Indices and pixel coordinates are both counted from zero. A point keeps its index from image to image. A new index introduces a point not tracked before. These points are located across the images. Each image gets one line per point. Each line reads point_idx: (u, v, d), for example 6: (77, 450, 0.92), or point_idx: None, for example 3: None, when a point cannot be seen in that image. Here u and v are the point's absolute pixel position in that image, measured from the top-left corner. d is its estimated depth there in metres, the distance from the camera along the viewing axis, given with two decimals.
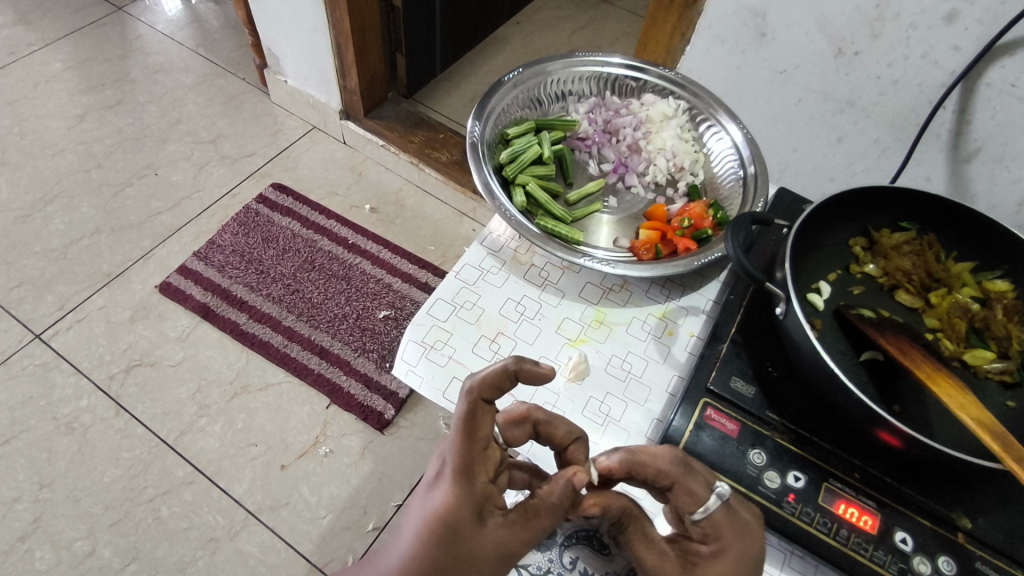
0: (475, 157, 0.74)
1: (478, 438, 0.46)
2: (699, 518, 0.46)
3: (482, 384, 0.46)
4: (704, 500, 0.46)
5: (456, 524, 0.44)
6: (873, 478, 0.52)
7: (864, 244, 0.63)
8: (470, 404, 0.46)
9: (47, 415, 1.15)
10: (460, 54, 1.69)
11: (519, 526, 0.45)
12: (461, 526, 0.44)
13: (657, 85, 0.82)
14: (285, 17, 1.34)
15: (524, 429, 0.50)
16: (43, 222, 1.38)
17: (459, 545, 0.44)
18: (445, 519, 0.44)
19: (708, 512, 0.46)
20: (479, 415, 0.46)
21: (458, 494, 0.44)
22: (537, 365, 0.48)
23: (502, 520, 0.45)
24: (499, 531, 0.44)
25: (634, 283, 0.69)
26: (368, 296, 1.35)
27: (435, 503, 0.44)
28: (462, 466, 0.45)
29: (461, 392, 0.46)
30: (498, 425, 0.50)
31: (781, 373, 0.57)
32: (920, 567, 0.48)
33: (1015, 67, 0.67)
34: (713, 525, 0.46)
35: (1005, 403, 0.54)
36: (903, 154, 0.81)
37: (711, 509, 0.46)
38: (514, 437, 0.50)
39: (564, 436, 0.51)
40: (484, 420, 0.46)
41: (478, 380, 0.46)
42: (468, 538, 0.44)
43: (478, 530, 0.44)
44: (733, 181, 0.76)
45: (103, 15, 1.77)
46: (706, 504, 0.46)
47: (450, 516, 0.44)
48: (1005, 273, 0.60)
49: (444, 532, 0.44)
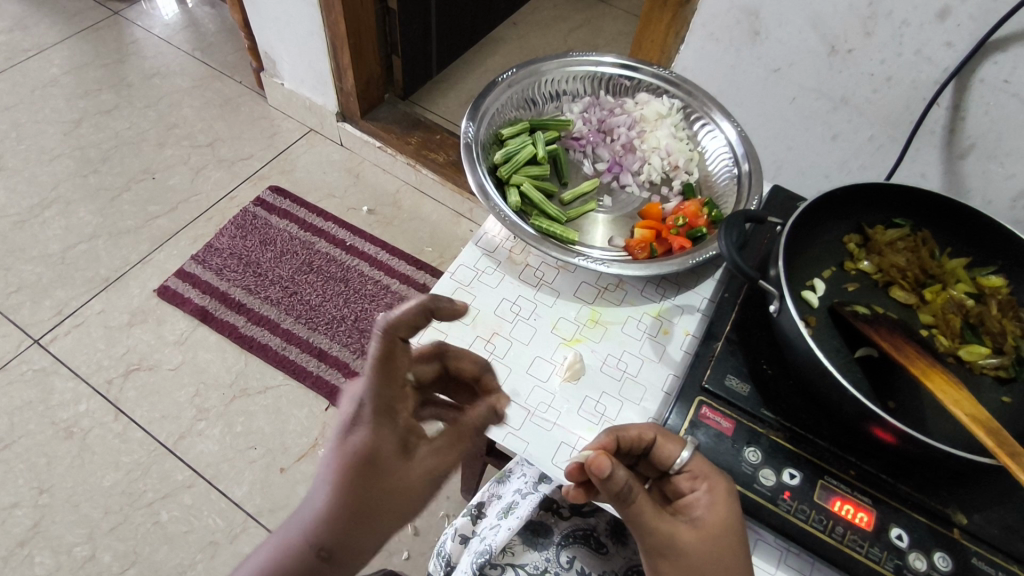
0: (469, 158, 0.74)
1: (396, 375, 0.46)
2: (681, 467, 0.49)
3: (400, 324, 0.46)
4: (679, 452, 0.49)
5: (379, 456, 0.45)
6: (868, 476, 0.52)
7: (858, 241, 0.63)
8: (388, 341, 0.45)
9: (46, 420, 1.15)
10: (456, 55, 1.69)
11: (447, 450, 0.47)
12: (386, 458, 0.45)
13: (650, 84, 0.83)
14: (281, 20, 1.34)
15: (432, 365, 0.53)
16: (41, 227, 1.38)
17: (386, 476, 0.44)
18: (367, 453, 0.45)
19: (686, 461, 0.48)
20: (398, 353, 0.46)
21: (378, 432, 0.45)
22: (452, 303, 0.49)
23: (429, 449, 0.47)
24: (428, 460, 0.46)
25: (629, 282, 0.69)
26: (366, 298, 1.35)
27: (355, 442, 0.45)
28: (382, 405, 0.45)
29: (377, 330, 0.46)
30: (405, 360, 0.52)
31: (776, 371, 0.57)
32: (916, 563, 0.48)
33: (1008, 63, 0.67)
34: (694, 469, 0.48)
35: (1000, 398, 0.54)
36: (897, 151, 0.81)
37: (687, 458, 0.48)
38: (423, 373, 0.53)
39: (473, 368, 0.54)
40: (402, 360, 0.46)
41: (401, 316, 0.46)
42: (392, 469, 0.45)
43: (403, 461, 0.45)
44: (727, 179, 0.76)
45: (101, 20, 1.77)
46: (681, 455, 0.49)
47: (372, 450, 0.45)
48: (1000, 269, 0.60)
49: (364, 464, 0.44)
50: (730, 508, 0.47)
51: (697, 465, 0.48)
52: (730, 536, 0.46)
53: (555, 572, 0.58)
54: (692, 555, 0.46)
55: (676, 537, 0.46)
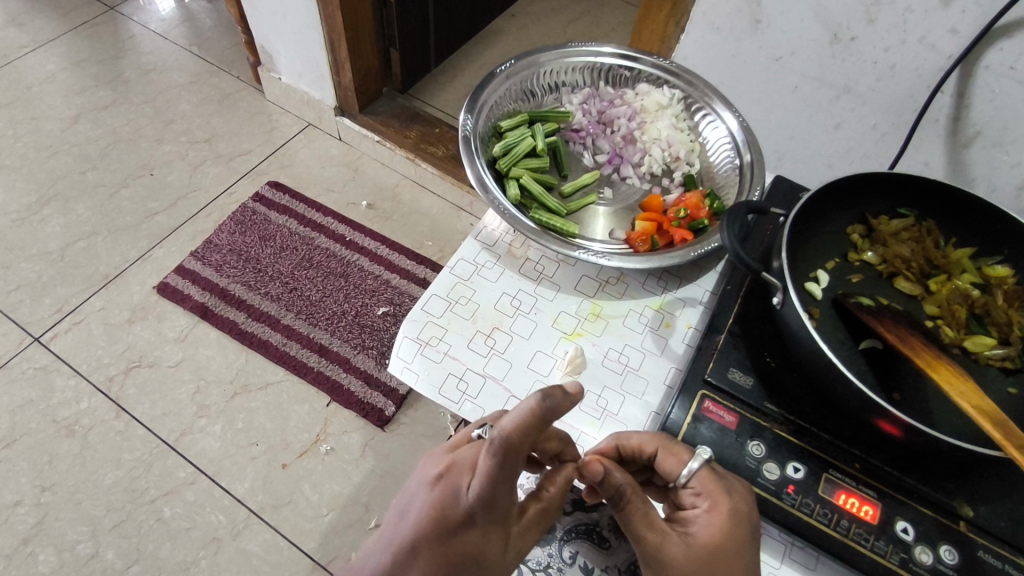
0: (467, 151, 0.74)
1: (509, 483, 0.42)
2: (685, 481, 0.48)
3: (522, 437, 0.39)
4: (688, 461, 0.48)
5: (482, 557, 0.44)
6: (874, 468, 0.51)
7: (862, 231, 0.62)
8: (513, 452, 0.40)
9: (47, 418, 1.15)
10: (454, 47, 1.67)
11: (533, 529, 0.46)
12: (490, 558, 0.44)
13: (650, 74, 0.82)
14: (277, 14, 1.33)
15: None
16: (40, 225, 1.37)
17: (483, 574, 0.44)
18: (472, 554, 0.43)
19: (692, 472, 0.47)
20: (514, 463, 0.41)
21: (486, 533, 0.44)
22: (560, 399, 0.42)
23: (519, 528, 0.45)
24: (521, 542, 0.46)
25: (630, 275, 0.68)
26: (366, 293, 1.34)
27: (459, 541, 0.43)
28: (491, 508, 0.43)
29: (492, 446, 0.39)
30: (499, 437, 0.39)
31: (779, 364, 0.56)
32: (922, 556, 0.47)
33: (1014, 49, 0.66)
34: (699, 484, 0.47)
35: (1007, 389, 0.53)
36: (901, 139, 0.80)
37: (694, 469, 0.47)
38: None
39: (557, 446, 0.51)
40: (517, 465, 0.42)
41: (514, 430, 0.39)
42: (494, 568, 0.44)
43: (505, 556, 0.45)
44: (729, 169, 0.76)
45: (97, 15, 1.76)
46: (689, 464, 0.48)
47: (477, 551, 0.44)
48: (1005, 258, 0.59)
49: (468, 564, 0.43)
50: (731, 527, 0.45)
51: (701, 479, 0.47)
52: (727, 555, 0.45)
53: (558, 567, 0.57)
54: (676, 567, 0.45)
55: (668, 551, 0.45)
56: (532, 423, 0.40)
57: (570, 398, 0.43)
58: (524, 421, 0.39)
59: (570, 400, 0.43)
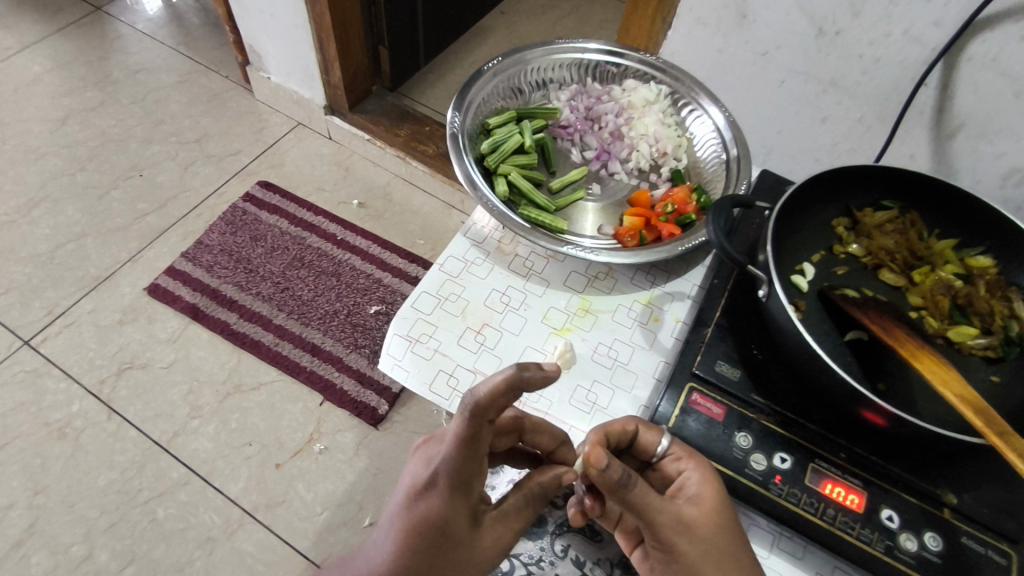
0: (456, 148, 0.74)
1: (475, 454, 0.44)
2: (664, 453, 0.50)
3: (488, 405, 0.42)
4: (659, 440, 0.50)
5: (450, 530, 0.45)
6: (859, 458, 0.52)
7: (847, 224, 0.62)
8: (478, 420, 0.41)
9: (39, 421, 1.15)
10: (442, 45, 1.67)
11: (513, 518, 0.48)
12: (458, 532, 0.45)
13: (637, 69, 0.82)
14: (265, 12, 1.32)
15: (510, 436, 0.52)
16: (28, 227, 1.37)
17: (452, 548, 0.45)
18: (437, 524, 0.45)
19: (665, 448, 0.49)
20: (482, 433, 0.43)
21: (452, 504, 0.45)
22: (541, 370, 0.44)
23: (496, 514, 0.48)
24: (495, 528, 0.47)
25: (619, 270, 0.69)
26: (358, 292, 1.34)
27: (424, 511, 0.45)
28: (457, 478, 0.45)
29: (461, 411, 0.42)
30: (468, 401, 0.41)
31: (766, 355, 0.56)
32: (907, 543, 0.48)
33: (996, 41, 0.67)
34: (676, 455, 0.49)
35: (990, 378, 0.54)
36: (887, 132, 0.81)
37: (666, 443, 0.49)
38: (501, 444, 0.52)
39: (550, 442, 0.53)
40: (484, 437, 0.44)
41: (486, 395, 0.41)
42: (462, 545, 0.45)
43: (474, 534, 0.46)
44: (716, 164, 0.76)
45: (83, 15, 1.75)
46: (661, 442, 0.50)
47: (443, 523, 0.45)
48: (988, 249, 0.60)
49: (433, 534, 0.45)
50: (716, 482, 0.48)
51: (679, 446, 0.49)
52: (725, 508, 0.47)
53: (549, 561, 0.57)
54: (701, 531, 0.46)
55: (682, 521, 0.46)
56: (503, 392, 0.42)
57: (549, 371, 0.44)
58: (494, 385, 0.41)
59: (548, 371, 0.45)
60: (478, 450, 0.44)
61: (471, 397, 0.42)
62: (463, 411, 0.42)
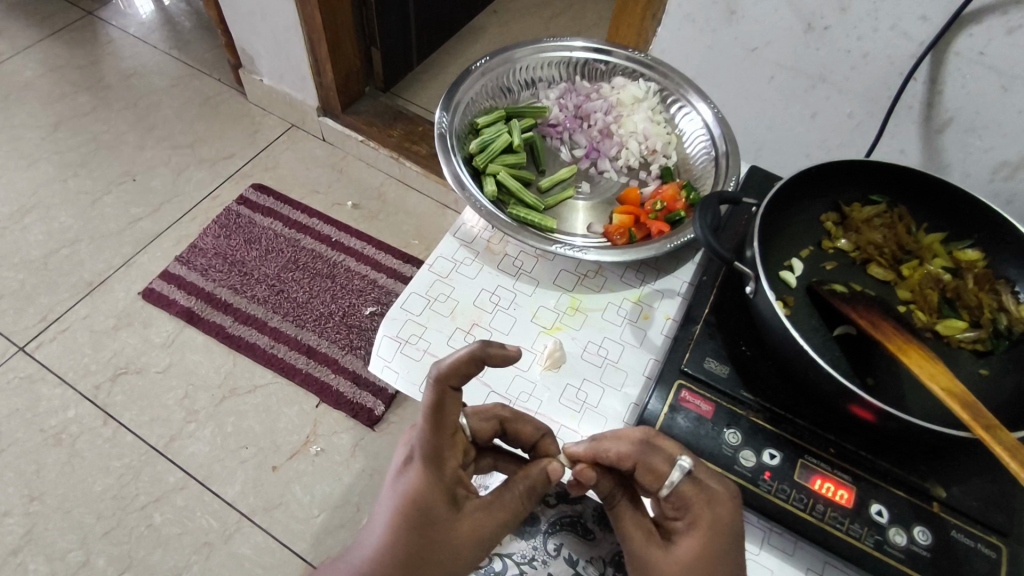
0: (444, 149, 0.74)
1: (446, 428, 0.45)
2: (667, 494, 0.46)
3: (450, 372, 0.44)
4: (668, 475, 0.46)
5: (429, 510, 0.45)
6: (848, 453, 0.52)
7: (836, 219, 0.62)
8: (441, 389, 0.44)
9: (34, 428, 1.14)
10: (435, 45, 1.67)
11: (496, 508, 0.47)
12: (436, 511, 0.45)
13: (625, 67, 0.82)
14: (256, 15, 1.32)
15: (492, 423, 0.51)
16: (22, 233, 1.36)
17: (435, 531, 0.45)
18: (416, 504, 0.45)
19: (671, 486, 0.46)
20: (448, 403, 0.45)
21: (429, 483, 0.46)
22: (503, 348, 0.46)
23: (479, 502, 0.47)
24: (474, 515, 0.46)
25: (609, 269, 0.69)
26: (353, 294, 1.34)
27: (404, 489, 0.46)
28: (432, 455, 0.46)
29: (427, 382, 0.44)
30: (433, 371, 0.44)
31: (754, 352, 0.56)
32: (896, 537, 0.48)
33: (982, 35, 0.66)
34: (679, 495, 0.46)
35: (979, 371, 0.54)
36: (877, 127, 0.81)
37: (672, 483, 0.46)
38: (481, 431, 0.51)
39: (532, 433, 0.52)
40: (453, 408, 0.45)
41: (449, 364, 0.43)
42: (441, 524, 0.45)
43: (453, 515, 0.46)
44: (705, 161, 0.76)
45: (74, 20, 1.74)
46: (670, 478, 0.46)
47: (422, 502, 0.45)
48: (977, 242, 0.60)
49: (413, 514, 0.45)
50: (708, 543, 0.44)
51: (686, 488, 0.45)
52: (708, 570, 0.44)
53: (542, 560, 0.57)
54: None
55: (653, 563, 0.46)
56: (465, 362, 0.44)
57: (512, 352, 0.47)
58: (457, 358, 0.44)
59: (511, 350, 0.46)
60: (450, 425, 0.46)
61: (437, 369, 0.44)
62: (429, 383, 0.44)
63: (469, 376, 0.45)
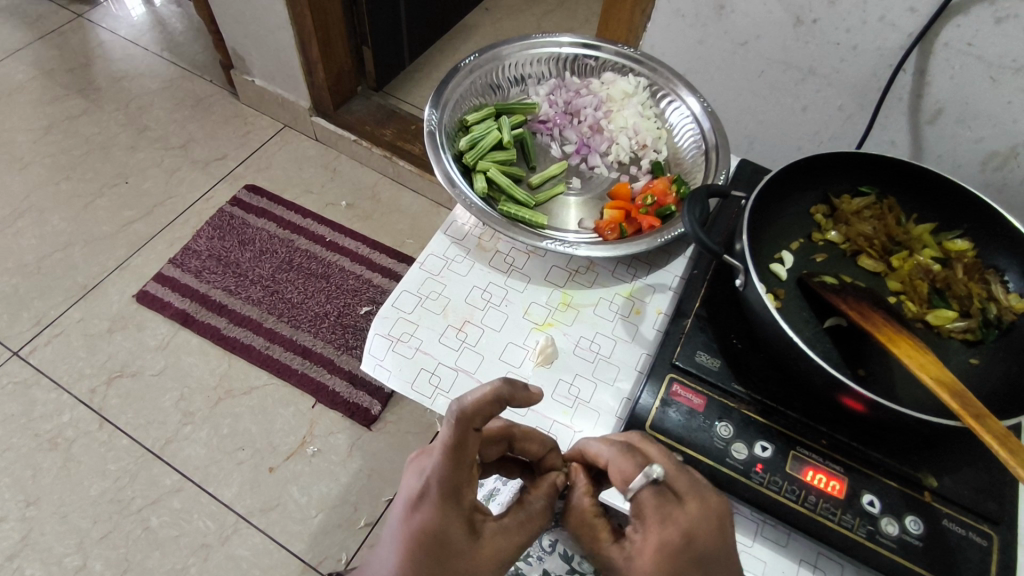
0: (433, 146, 0.73)
1: (465, 462, 0.44)
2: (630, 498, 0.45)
3: (475, 412, 0.42)
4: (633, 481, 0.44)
5: (448, 539, 0.44)
6: (841, 444, 0.52)
7: (826, 211, 0.62)
8: (463, 429, 0.42)
9: (29, 432, 1.14)
10: (427, 42, 1.67)
11: (515, 531, 0.47)
12: (455, 543, 0.44)
13: (615, 62, 0.82)
14: (246, 15, 1.31)
15: (500, 445, 0.51)
16: (14, 238, 1.36)
17: (453, 561, 0.44)
18: (433, 537, 0.44)
19: (633, 492, 0.44)
20: (470, 441, 0.43)
21: (445, 515, 0.44)
22: (527, 391, 0.46)
23: (497, 526, 0.46)
24: (495, 539, 0.46)
25: (600, 264, 0.69)
26: (348, 294, 1.34)
27: (420, 523, 0.45)
28: (449, 488, 0.44)
29: (447, 419, 0.42)
30: (456, 410, 0.42)
31: (746, 345, 0.57)
32: (888, 528, 0.48)
33: (970, 25, 0.66)
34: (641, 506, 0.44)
35: (969, 360, 0.54)
36: (867, 119, 0.81)
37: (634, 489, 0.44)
38: (489, 454, 0.51)
39: (539, 449, 0.51)
40: (473, 443, 0.44)
41: (474, 405, 0.42)
42: (461, 555, 0.44)
43: (473, 543, 0.45)
44: (696, 154, 0.76)
45: (64, 23, 1.74)
46: (635, 482, 0.44)
47: (439, 533, 0.44)
48: (965, 232, 0.60)
49: (432, 547, 0.44)
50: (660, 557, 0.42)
51: (646, 496, 0.44)
52: None
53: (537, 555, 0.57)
54: None
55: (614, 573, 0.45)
56: (489, 400, 0.43)
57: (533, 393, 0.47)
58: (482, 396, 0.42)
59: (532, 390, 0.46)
60: (469, 459, 0.44)
61: (458, 408, 0.42)
62: (451, 422, 0.42)
63: (490, 413, 0.43)
